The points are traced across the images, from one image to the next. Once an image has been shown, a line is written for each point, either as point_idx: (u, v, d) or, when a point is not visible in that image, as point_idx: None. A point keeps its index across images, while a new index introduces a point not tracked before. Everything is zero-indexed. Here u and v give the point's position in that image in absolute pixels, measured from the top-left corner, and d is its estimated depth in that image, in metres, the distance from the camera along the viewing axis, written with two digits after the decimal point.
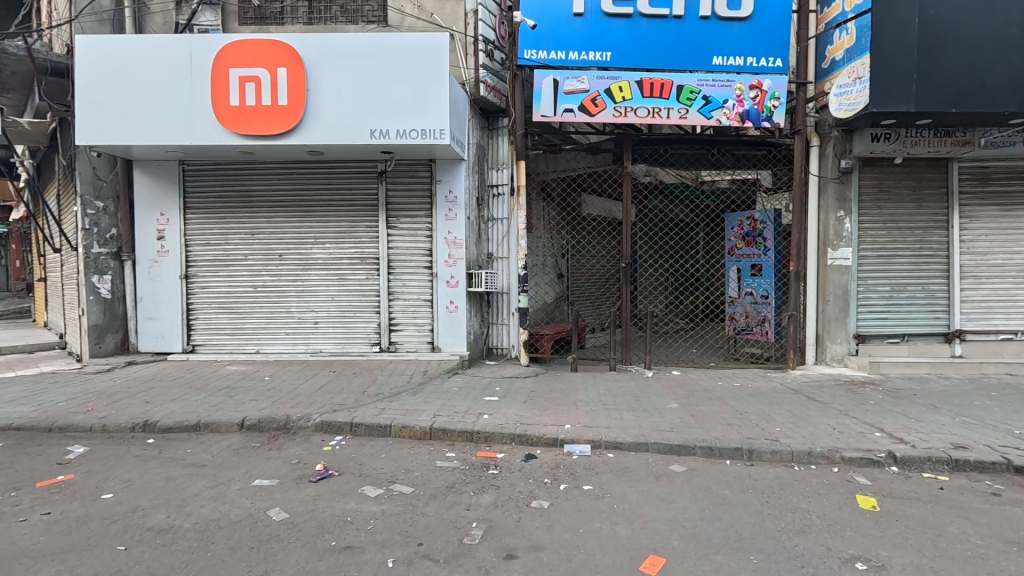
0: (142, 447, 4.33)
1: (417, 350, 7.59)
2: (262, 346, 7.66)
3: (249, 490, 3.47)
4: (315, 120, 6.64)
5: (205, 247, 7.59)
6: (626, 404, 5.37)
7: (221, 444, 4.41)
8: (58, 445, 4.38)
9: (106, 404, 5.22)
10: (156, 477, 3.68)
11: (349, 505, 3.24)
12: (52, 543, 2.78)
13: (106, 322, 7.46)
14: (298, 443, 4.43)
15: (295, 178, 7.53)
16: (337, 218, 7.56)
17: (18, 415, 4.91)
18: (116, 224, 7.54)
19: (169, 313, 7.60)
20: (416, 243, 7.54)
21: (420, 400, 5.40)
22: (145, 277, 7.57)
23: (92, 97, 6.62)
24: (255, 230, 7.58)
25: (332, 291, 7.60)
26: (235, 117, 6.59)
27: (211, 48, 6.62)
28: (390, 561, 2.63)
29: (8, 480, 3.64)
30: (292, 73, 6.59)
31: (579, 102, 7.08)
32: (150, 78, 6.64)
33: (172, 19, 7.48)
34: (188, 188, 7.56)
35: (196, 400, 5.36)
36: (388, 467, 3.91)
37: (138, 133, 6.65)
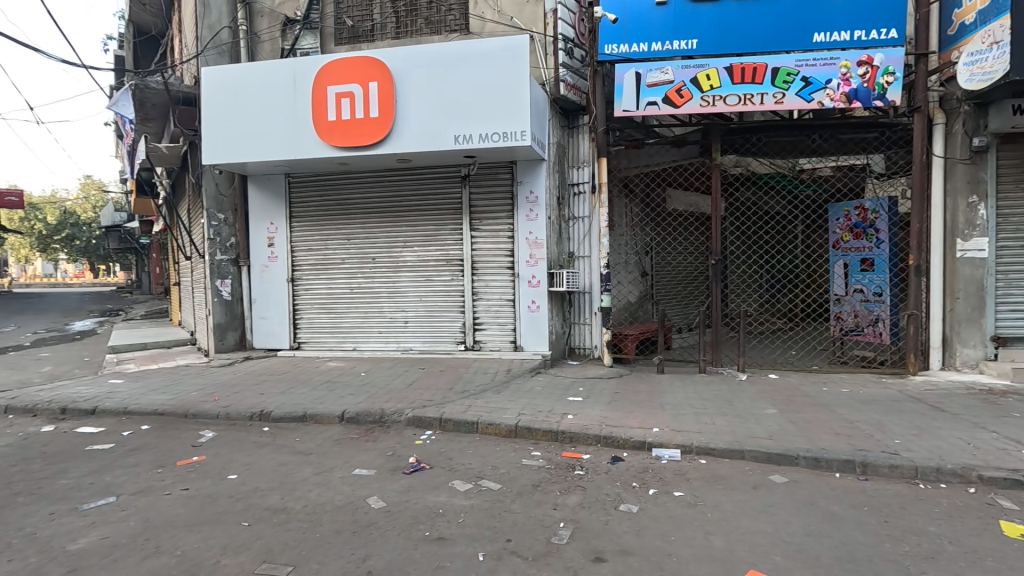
0: (259, 434, 4.82)
1: (500, 349, 7.73)
2: (357, 343, 8.20)
3: (350, 478, 3.73)
4: (402, 130, 6.98)
5: (307, 252, 8.25)
6: (718, 409, 5.10)
7: (324, 434, 4.78)
8: (192, 429, 4.98)
9: (229, 394, 5.86)
10: (270, 462, 4.06)
11: (440, 498, 3.38)
12: (189, 516, 3.17)
13: (227, 321, 8.36)
14: (392, 435, 4.69)
15: (385, 185, 7.97)
16: (423, 222, 7.90)
17: (161, 403, 5.65)
18: (234, 233, 8.42)
19: (278, 313, 8.36)
20: (497, 244, 7.69)
21: (504, 398, 5.51)
22: (258, 280, 8.40)
23: (215, 121, 7.46)
24: (350, 236, 8.13)
25: (419, 292, 7.96)
26: (333, 131, 7.11)
27: (312, 69, 7.19)
28: (480, 555, 2.70)
29: (155, 459, 4.20)
30: (383, 87, 6.99)
31: (663, 94, 6.83)
32: (261, 100, 7.34)
33: (278, 46, 8.22)
34: (293, 198, 8.27)
35: (302, 393, 5.86)
36: (476, 463, 4.01)
37: (251, 151, 7.38)
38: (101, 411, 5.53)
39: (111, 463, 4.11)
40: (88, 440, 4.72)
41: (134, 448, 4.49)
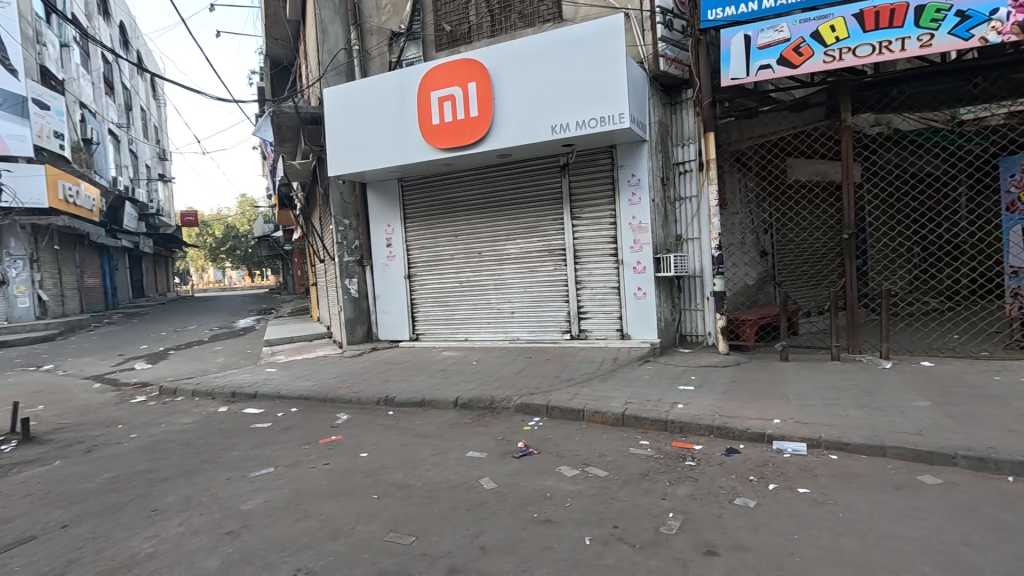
0: (385, 417, 5.32)
1: (607, 338, 7.66)
2: (469, 334, 8.63)
3: (464, 460, 3.99)
4: (501, 126, 7.17)
5: (421, 250, 8.85)
6: (854, 400, 4.58)
7: (440, 418, 5.14)
8: (331, 412, 5.65)
9: (359, 382, 6.53)
10: (394, 443, 4.48)
11: (548, 482, 3.48)
12: (329, 487, 3.62)
13: (355, 316, 9.25)
14: (502, 421, 4.90)
15: (487, 181, 8.26)
16: (525, 214, 8.06)
17: (305, 388, 6.48)
18: (357, 236, 9.22)
19: (398, 308, 9.10)
20: (600, 231, 7.59)
21: (611, 386, 5.47)
22: (380, 278, 9.18)
23: (337, 136, 8.26)
24: (458, 232, 8.55)
25: (525, 283, 8.14)
26: (438, 134, 7.52)
27: (416, 77, 7.65)
28: (587, 539, 2.74)
29: (302, 437, 4.85)
30: (481, 86, 7.23)
31: (777, 55, 6.20)
32: (374, 112, 7.98)
33: (386, 60, 8.85)
34: (406, 201, 8.91)
35: (420, 380, 6.34)
36: (582, 450, 4.05)
37: (368, 161, 8.07)
38: (260, 395, 6.49)
39: (269, 439, 4.83)
40: (252, 419, 5.59)
41: (286, 427, 5.22)
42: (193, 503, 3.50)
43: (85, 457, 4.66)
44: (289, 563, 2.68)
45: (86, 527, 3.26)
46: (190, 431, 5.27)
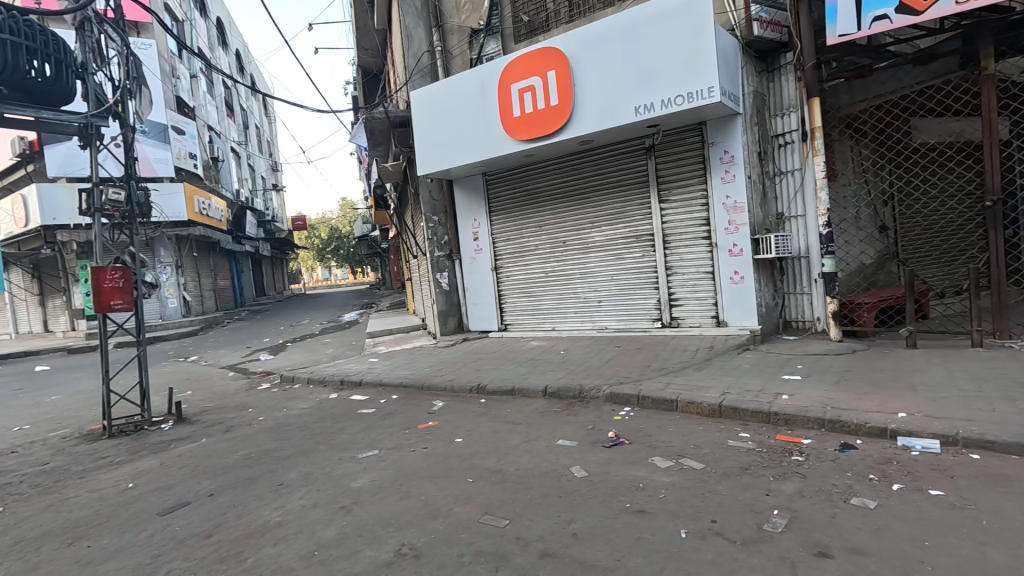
0: (477, 404, 5.52)
1: (701, 326, 7.31)
2: (556, 324, 8.67)
3: (555, 448, 4.03)
4: (582, 112, 7.06)
5: (506, 242, 9.00)
6: (1001, 392, 3.97)
7: (531, 406, 5.23)
8: (428, 399, 5.97)
9: (452, 371, 6.83)
10: (487, 429, 4.63)
11: (640, 473, 3.41)
12: (428, 470, 3.84)
13: (447, 308, 9.64)
14: (592, 410, 4.87)
15: (570, 169, 8.18)
16: (610, 201, 7.88)
17: (404, 377, 6.90)
18: (446, 232, 9.56)
19: (486, 300, 9.34)
20: (690, 214, 7.22)
21: (706, 376, 5.22)
22: (469, 272, 9.47)
23: (424, 136, 8.62)
24: (542, 222, 8.58)
25: (611, 271, 7.98)
26: (519, 126, 7.57)
27: (497, 71, 7.76)
28: (683, 532, 2.66)
29: (403, 422, 5.17)
30: (561, 73, 7.16)
31: (896, 2, 5.44)
32: (457, 110, 8.22)
33: (467, 58, 9.06)
34: (490, 195, 9.09)
35: (509, 369, 6.50)
36: (676, 441, 3.92)
37: (454, 158, 8.34)
38: (365, 383, 7.02)
39: (374, 424, 5.22)
40: (359, 405, 6.06)
41: (389, 412, 5.60)
42: (311, 479, 3.89)
43: (224, 436, 5.35)
44: (395, 538, 2.89)
45: (227, 496, 3.75)
46: (307, 415, 5.84)
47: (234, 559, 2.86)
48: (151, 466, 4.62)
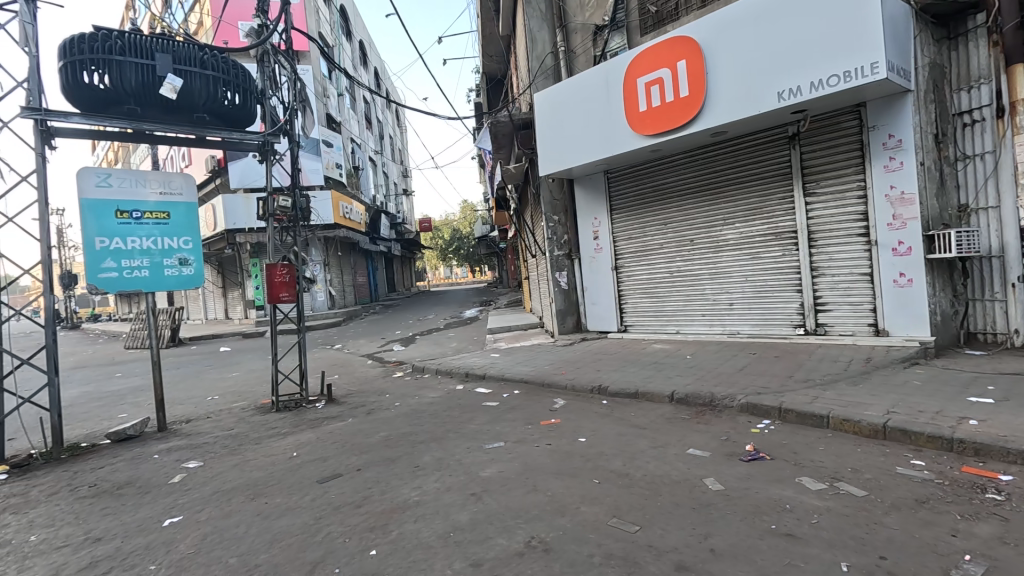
0: (599, 405, 5.45)
1: (854, 334, 6.49)
2: (681, 326, 8.27)
3: (685, 456, 3.83)
4: (716, 102, 6.61)
5: (629, 240, 8.78)
6: None
7: (656, 411, 5.04)
8: (549, 396, 6.05)
9: (572, 370, 6.85)
10: (611, 431, 4.56)
11: (786, 493, 3.11)
12: (553, 466, 3.88)
13: (565, 307, 9.59)
14: (725, 420, 4.55)
15: (699, 163, 7.74)
16: (746, 195, 7.30)
17: (525, 373, 7.07)
18: (566, 231, 9.50)
19: (606, 299, 9.17)
20: (844, 208, 6.42)
21: (863, 391, 4.62)
22: (588, 271, 9.35)
23: (547, 136, 8.69)
24: (668, 220, 8.23)
25: (746, 271, 7.40)
26: (645, 121, 7.34)
27: (623, 66, 7.58)
28: (843, 565, 2.37)
29: (526, 417, 5.29)
30: (692, 62, 6.79)
31: None
32: (581, 108, 8.17)
33: (590, 55, 9.01)
34: (613, 192, 8.92)
35: (632, 371, 6.33)
36: (829, 462, 3.51)
37: (577, 157, 8.31)
38: (488, 377, 7.31)
39: (498, 416, 5.42)
40: (483, 398, 6.34)
41: (511, 407, 5.78)
42: (443, 464, 4.14)
43: (367, 417, 5.93)
44: (524, 530, 2.96)
45: (372, 472, 4.14)
46: (437, 404, 6.24)
47: (381, 530, 3.15)
48: (310, 439, 5.27)
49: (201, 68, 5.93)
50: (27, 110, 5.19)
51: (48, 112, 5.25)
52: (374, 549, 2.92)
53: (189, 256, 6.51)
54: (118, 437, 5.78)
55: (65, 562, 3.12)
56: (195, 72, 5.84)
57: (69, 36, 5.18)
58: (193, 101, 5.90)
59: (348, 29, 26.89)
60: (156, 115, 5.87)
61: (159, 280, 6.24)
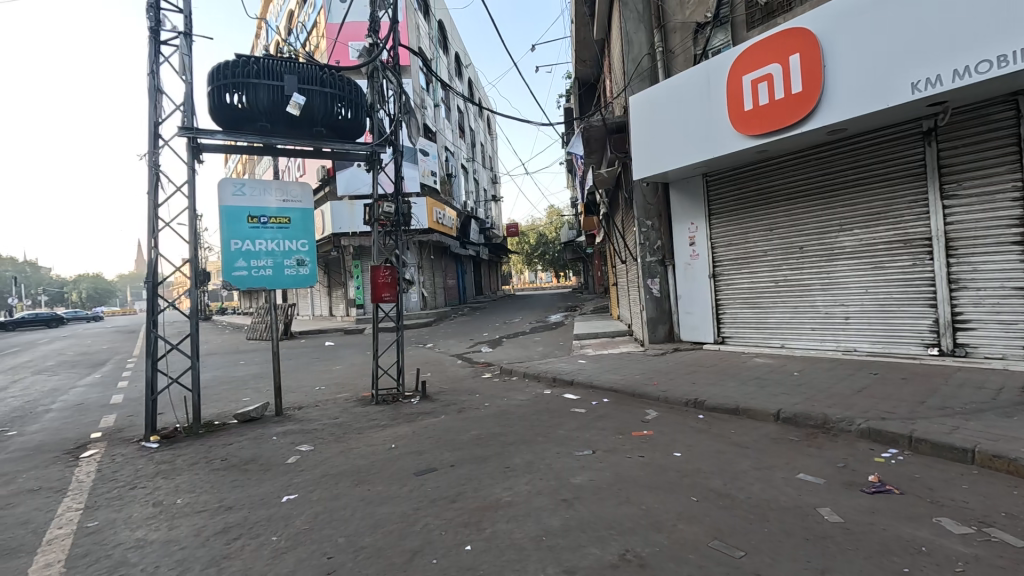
0: (695, 420, 5.19)
1: (1004, 357, 5.65)
2: (786, 340, 7.66)
3: (794, 481, 3.54)
4: (835, 96, 6.06)
5: (728, 247, 8.30)
6: None
7: (760, 430, 4.70)
8: (640, 407, 5.87)
9: (665, 381, 6.59)
10: (710, 448, 4.32)
11: (921, 533, 2.76)
12: (647, 480, 3.76)
13: (657, 315, 9.23)
14: (842, 445, 4.14)
15: (811, 164, 7.16)
16: (867, 199, 6.63)
17: (614, 382, 6.92)
18: (660, 236, 9.16)
19: (702, 308, 8.73)
20: (993, 212, 5.62)
21: (1019, 423, 3.98)
22: (683, 278, 8.94)
23: (641, 140, 8.46)
24: (773, 225, 7.69)
25: (866, 282, 6.72)
26: (750, 120, 6.90)
27: (726, 64, 7.20)
28: None
29: (617, 427, 5.17)
30: (806, 55, 6.29)
31: None
32: (678, 110, 7.87)
33: (690, 54, 8.68)
34: (711, 196, 8.49)
35: (731, 386, 5.96)
36: (976, 503, 3.06)
37: (675, 160, 8.00)
38: (576, 383, 7.25)
39: (588, 424, 5.35)
40: (572, 404, 6.29)
41: (601, 415, 5.68)
42: (534, 467, 4.16)
43: (458, 415, 6.13)
44: (618, 542, 2.89)
45: (465, 469, 4.27)
46: (526, 407, 6.29)
47: (476, 526, 3.23)
48: (406, 433, 5.55)
49: (320, 87, 6.50)
50: (182, 129, 6.00)
51: (198, 130, 6.03)
52: (469, 545, 3.01)
53: (305, 257, 7.16)
54: (244, 418, 6.47)
55: (205, 525, 3.54)
56: (315, 90, 6.42)
57: (217, 64, 5.95)
58: (313, 116, 6.48)
59: (445, 42, 28.16)
60: (282, 131, 6.52)
61: (280, 278, 6.92)
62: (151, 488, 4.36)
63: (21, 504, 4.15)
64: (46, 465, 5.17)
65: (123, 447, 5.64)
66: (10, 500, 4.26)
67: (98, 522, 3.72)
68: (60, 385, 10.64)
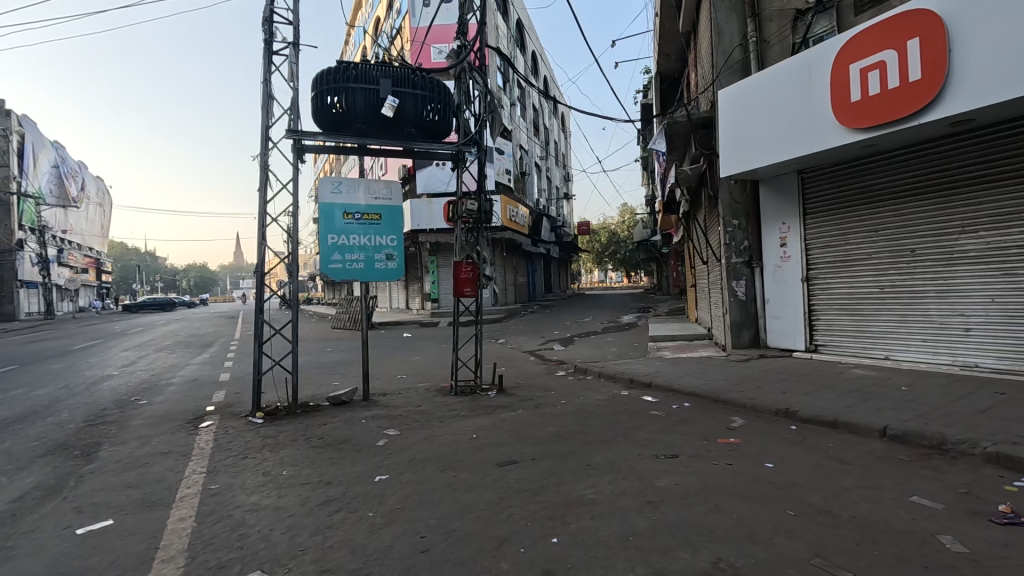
0: (788, 430, 4.91)
1: None
2: (891, 351, 7.04)
3: (907, 504, 3.26)
4: (962, 83, 5.47)
5: (825, 249, 7.74)
6: None
7: (864, 446, 4.37)
8: (726, 413, 5.63)
9: (752, 388, 6.28)
10: (806, 461, 4.08)
11: None
12: (737, 489, 3.61)
13: (742, 319, 8.77)
14: (963, 469, 3.75)
15: (926, 159, 6.53)
16: (998, 197, 5.97)
17: (696, 386, 6.68)
18: (747, 236, 8.69)
19: (793, 313, 8.20)
20: None
21: None
22: (772, 281, 8.44)
23: (730, 135, 8.07)
24: (879, 226, 7.08)
25: (993, 290, 6.04)
26: (857, 112, 6.39)
27: (831, 52, 6.70)
28: None
29: (701, 432, 5.00)
30: (928, 39, 5.72)
31: None
32: (773, 103, 7.43)
33: (788, 43, 8.23)
34: (806, 194, 7.96)
35: (828, 398, 5.57)
36: None
37: (768, 156, 7.55)
38: (655, 386, 7.10)
39: (670, 427, 5.22)
40: (651, 406, 6.16)
41: (683, 419, 5.51)
42: (615, 467, 4.14)
43: (536, 411, 6.21)
44: (710, 549, 2.82)
45: (545, 463, 4.32)
46: (603, 406, 6.25)
47: (561, 520, 3.27)
48: (486, 424, 5.70)
49: (412, 89, 6.80)
50: (288, 132, 6.52)
51: (303, 133, 6.53)
52: (555, 538, 3.05)
53: (393, 252, 7.48)
54: (335, 401, 6.92)
55: (309, 496, 3.86)
56: (407, 92, 6.73)
57: (320, 71, 6.41)
58: (404, 118, 6.79)
59: (523, 41, 28.40)
60: (376, 133, 6.89)
61: (371, 271, 7.32)
62: (260, 459, 4.80)
63: (156, 463, 4.74)
64: (173, 432, 5.84)
65: (234, 420, 6.24)
66: (147, 459, 4.87)
67: (218, 485, 4.16)
68: (178, 362, 11.99)
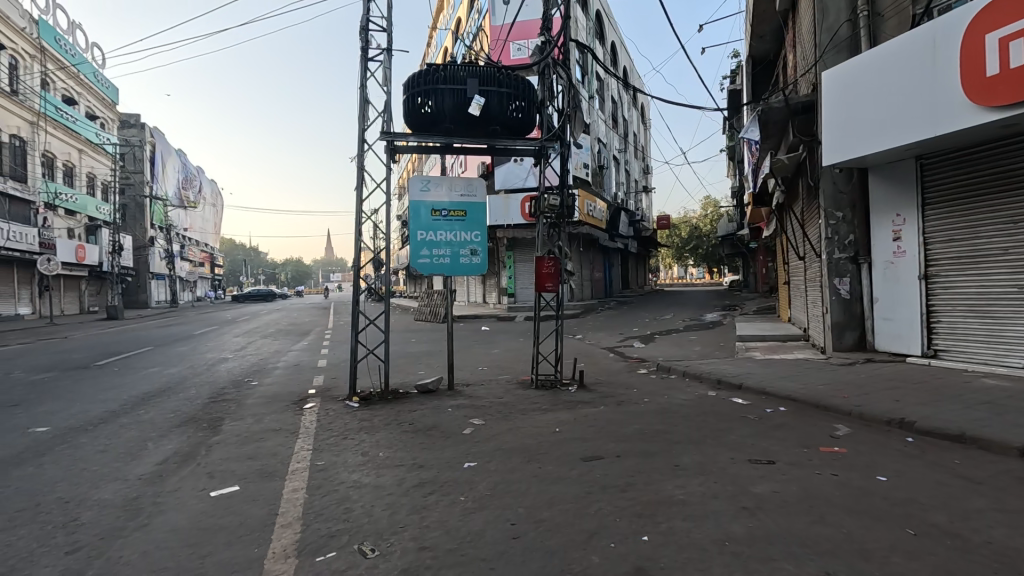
0: (903, 442, 4.47)
1: None
2: None
3: None
4: None
5: (948, 244, 6.93)
6: None
7: (999, 465, 3.89)
8: (828, 420, 5.23)
9: (858, 394, 5.78)
10: (926, 477, 3.71)
11: None
12: (845, 501, 3.36)
13: (845, 320, 8.08)
14: None
15: None
16: None
17: (793, 390, 6.26)
18: (852, 230, 7.98)
19: (906, 314, 7.42)
20: None
21: None
22: (882, 278, 7.69)
23: (835, 121, 7.44)
24: (1018, 218, 6.26)
25: None
26: (994, 89, 5.65)
27: (959, 22, 5.96)
28: None
29: (800, 439, 4.69)
30: None
31: None
32: (888, 83, 6.75)
33: (907, 15, 7.37)
34: (926, 183, 7.16)
35: (951, 409, 5.01)
36: None
37: (880, 141, 6.88)
38: (745, 388, 6.74)
39: (764, 432, 4.94)
40: (742, 409, 5.86)
41: (779, 424, 5.20)
42: (706, 470, 3.99)
43: (618, 408, 6.13)
44: (816, 562, 2.66)
45: (631, 461, 4.27)
46: (689, 407, 6.04)
47: (651, 519, 3.23)
48: (568, 419, 5.72)
49: (498, 87, 6.93)
50: (382, 133, 6.89)
51: (395, 134, 6.85)
52: (646, 536, 3.02)
53: (477, 248, 7.68)
54: (423, 389, 7.27)
55: (404, 477, 4.10)
56: (493, 90, 6.87)
57: (412, 74, 6.72)
58: (490, 115, 6.93)
59: (602, 33, 27.93)
60: (463, 132, 7.11)
61: (455, 266, 7.57)
62: (358, 440, 5.16)
63: (269, 439, 5.25)
64: (281, 411, 6.43)
65: (334, 403, 6.76)
66: (262, 435, 5.41)
67: (324, 462, 4.54)
68: (281, 348, 13.13)
